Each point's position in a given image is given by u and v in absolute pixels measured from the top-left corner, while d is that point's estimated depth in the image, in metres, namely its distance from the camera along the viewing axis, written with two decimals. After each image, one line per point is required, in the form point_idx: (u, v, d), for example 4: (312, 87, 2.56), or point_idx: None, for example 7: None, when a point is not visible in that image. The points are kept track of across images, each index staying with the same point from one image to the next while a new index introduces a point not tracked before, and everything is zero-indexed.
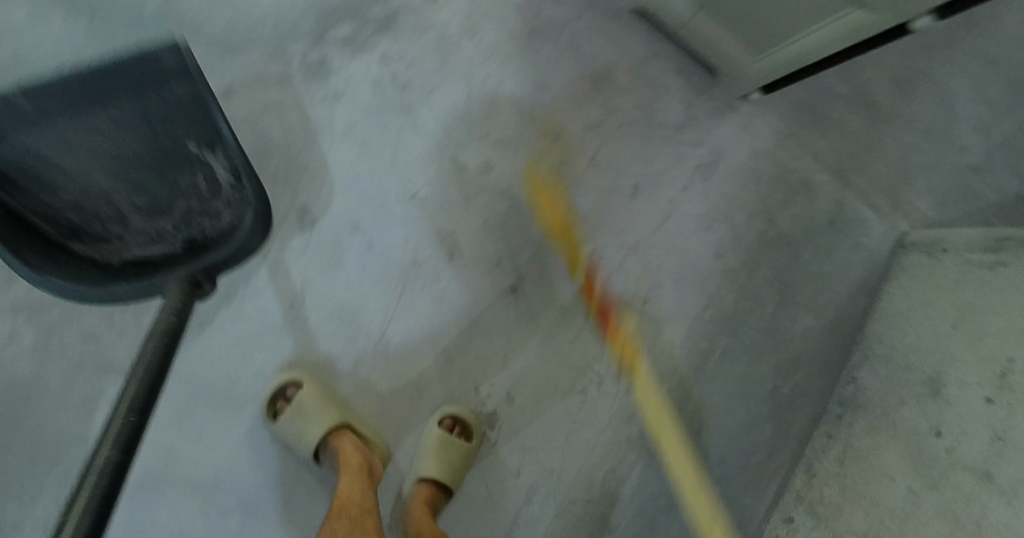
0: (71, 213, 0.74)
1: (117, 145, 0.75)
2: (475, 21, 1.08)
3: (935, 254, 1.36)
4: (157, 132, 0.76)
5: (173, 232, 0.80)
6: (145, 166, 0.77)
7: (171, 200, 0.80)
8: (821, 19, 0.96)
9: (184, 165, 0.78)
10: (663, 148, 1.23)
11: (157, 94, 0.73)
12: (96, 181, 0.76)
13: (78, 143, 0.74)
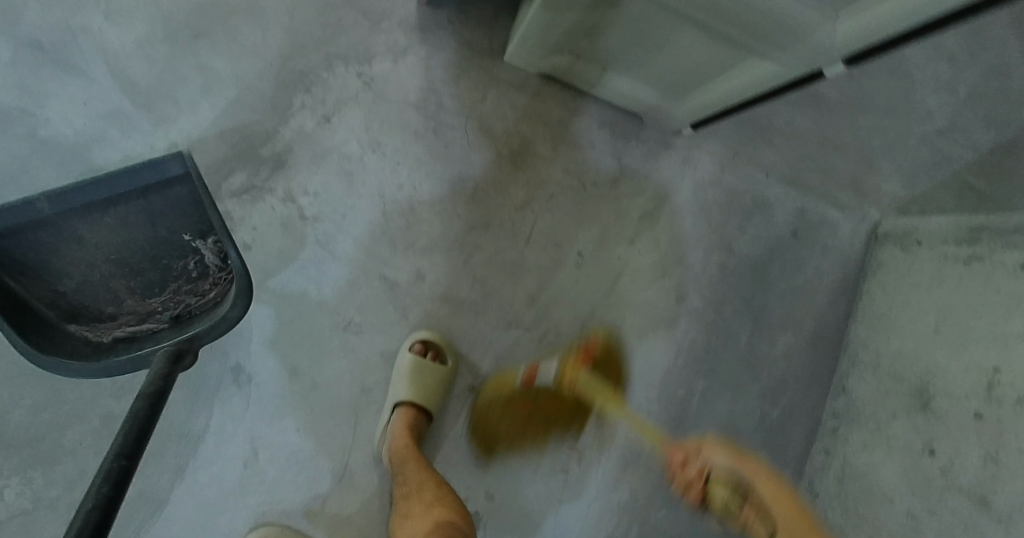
0: (72, 295, 0.84)
1: (128, 241, 0.85)
2: (374, 131, 1.02)
3: (909, 248, 1.29)
4: (160, 227, 0.86)
5: (153, 312, 0.88)
6: (147, 255, 0.87)
7: (161, 284, 0.89)
8: (732, 68, 0.91)
9: (183, 253, 0.88)
10: (601, 206, 1.19)
11: (162, 196, 0.83)
12: (99, 270, 0.86)
13: (89, 234, 0.83)
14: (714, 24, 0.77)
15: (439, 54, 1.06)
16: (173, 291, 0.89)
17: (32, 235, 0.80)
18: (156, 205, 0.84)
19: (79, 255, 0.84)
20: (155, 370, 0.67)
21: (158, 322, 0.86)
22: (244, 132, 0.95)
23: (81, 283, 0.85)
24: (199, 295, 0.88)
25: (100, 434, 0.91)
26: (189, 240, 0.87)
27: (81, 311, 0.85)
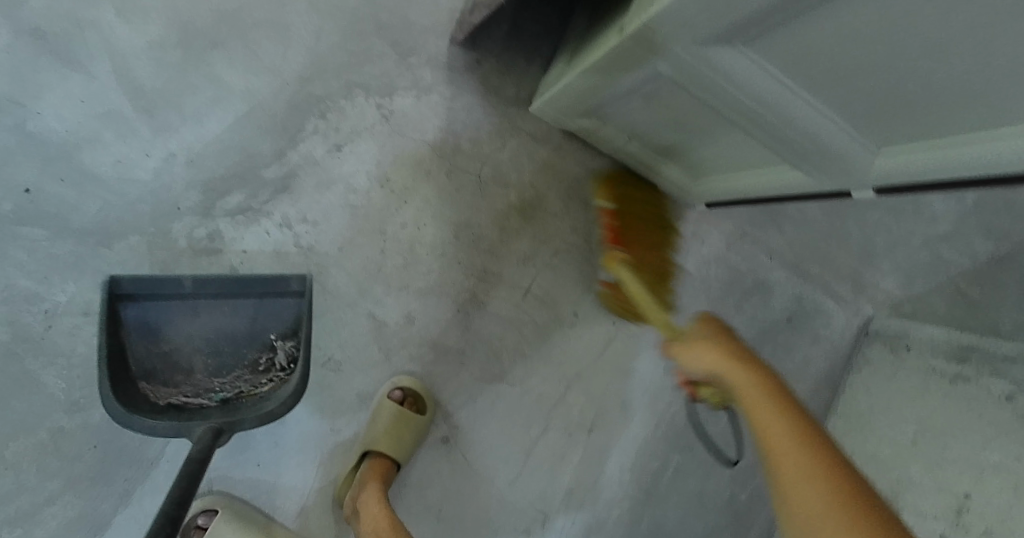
0: (160, 357, 0.83)
1: (227, 326, 0.87)
2: (386, 167, 0.98)
3: (899, 351, 1.29)
4: (253, 320, 0.88)
5: (210, 388, 0.85)
6: (233, 345, 0.87)
7: (231, 365, 0.88)
8: (760, 167, 0.89)
9: (260, 352, 0.89)
10: (604, 269, 1.16)
11: (276, 303, 0.88)
12: (187, 345, 0.85)
13: (201, 318, 0.85)
14: (759, 136, 0.75)
15: (464, 96, 1.02)
16: (237, 376, 0.88)
17: (156, 304, 0.82)
18: (264, 308, 0.87)
19: (184, 332, 0.85)
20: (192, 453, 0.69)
21: (206, 400, 0.84)
22: (249, 151, 0.90)
23: (171, 352, 0.84)
24: (261, 386, 0.87)
25: (44, 449, 0.87)
26: (268, 342, 0.89)
27: (156, 373, 0.83)
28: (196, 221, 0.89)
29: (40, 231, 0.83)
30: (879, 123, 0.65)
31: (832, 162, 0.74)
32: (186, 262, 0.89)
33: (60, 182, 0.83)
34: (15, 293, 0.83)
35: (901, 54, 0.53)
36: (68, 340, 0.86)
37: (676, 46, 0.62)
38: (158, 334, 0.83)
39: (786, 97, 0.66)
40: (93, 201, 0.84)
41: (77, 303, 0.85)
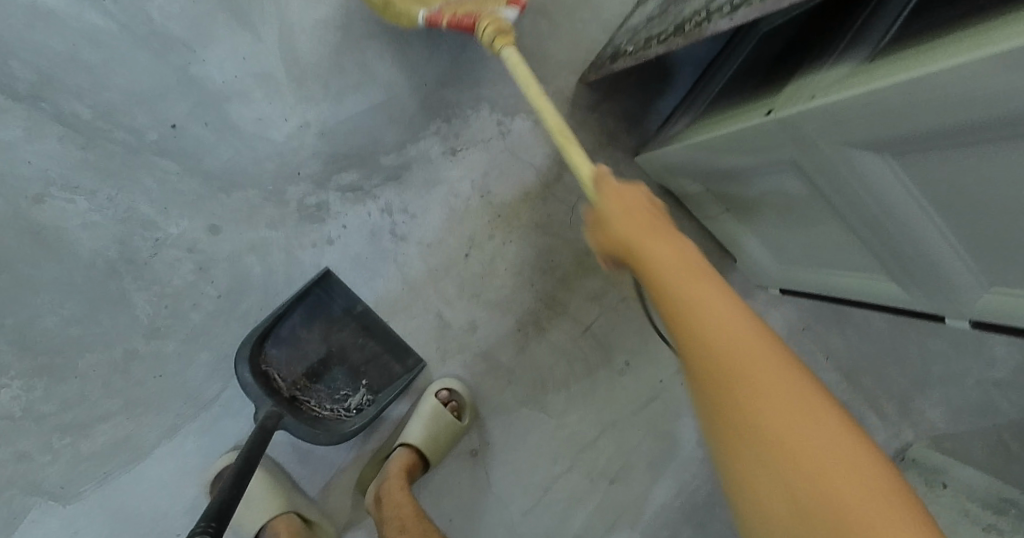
0: (292, 335, 0.94)
1: (349, 353, 0.98)
2: (491, 179, 1.02)
3: (934, 485, 1.23)
4: (362, 358, 0.99)
5: (294, 382, 0.93)
6: (338, 366, 0.98)
7: (324, 378, 0.97)
8: (853, 271, 0.90)
9: (350, 387, 0.98)
10: (666, 327, 1.18)
11: (387, 359, 1.00)
12: (312, 343, 0.96)
13: (340, 332, 0.97)
14: (869, 241, 0.78)
15: (579, 133, 1.06)
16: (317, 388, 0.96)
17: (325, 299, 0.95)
18: (379, 359, 1.00)
19: (320, 336, 0.96)
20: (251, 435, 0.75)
21: (283, 389, 0.91)
22: (374, 136, 0.95)
23: (301, 338, 0.95)
24: (327, 411, 0.94)
25: (115, 367, 0.89)
26: (359, 385, 0.99)
27: (280, 346, 0.93)
28: (309, 189, 0.93)
29: (173, 165, 0.88)
30: (999, 264, 0.65)
31: (936, 282, 0.75)
32: (291, 223, 0.93)
33: (204, 125, 0.88)
34: (133, 216, 0.87)
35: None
36: (167, 270, 0.89)
37: (819, 138, 0.68)
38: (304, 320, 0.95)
39: (911, 212, 0.68)
40: (226, 149, 0.89)
41: (184, 236, 0.90)
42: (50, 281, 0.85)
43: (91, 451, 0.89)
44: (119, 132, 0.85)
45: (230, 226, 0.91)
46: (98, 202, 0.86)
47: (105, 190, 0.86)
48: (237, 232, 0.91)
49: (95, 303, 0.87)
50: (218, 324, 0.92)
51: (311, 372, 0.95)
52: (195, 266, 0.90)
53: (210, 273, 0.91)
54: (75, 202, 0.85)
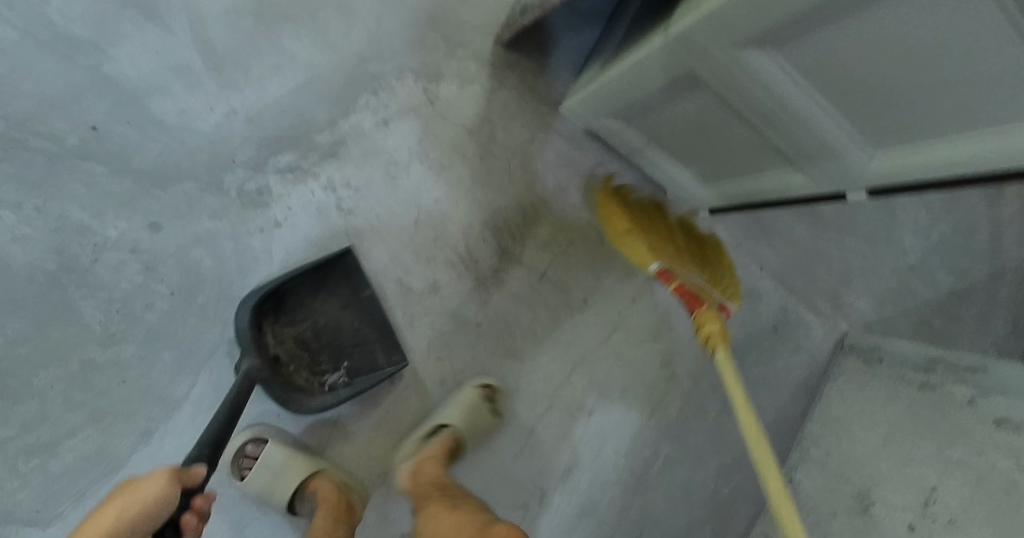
0: (300, 300, 1.00)
1: (339, 331, 1.03)
2: (426, 145, 1.05)
3: (871, 363, 1.34)
4: (351, 341, 1.04)
5: (285, 344, 0.99)
6: (329, 340, 1.03)
7: (312, 349, 1.02)
8: (765, 170, 0.99)
9: (331, 364, 1.03)
10: (614, 263, 1.23)
11: (370, 348, 1.05)
12: (317, 312, 1.01)
13: (342, 309, 1.02)
14: (770, 135, 0.87)
15: (503, 90, 1.10)
16: (303, 355, 1.01)
17: (337, 277, 1.00)
18: (365, 347, 1.05)
19: (323, 307, 1.02)
20: (220, 409, 0.79)
21: (272, 346, 0.98)
22: (304, 116, 0.96)
23: (308, 305, 1.01)
24: (304, 380, 1.01)
25: (74, 381, 0.90)
26: (340, 365, 1.04)
27: (287, 305, 0.99)
28: (247, 175, 0.94)
29: (100, 168, 0.87)
30: (879, 124, 0.75)
31: (831, 160, 0.85)
32: (234, 212, 0.94)
33: (126, 123, 0.87)
34: (66, 224, 0.87)
35: (905, 62, 0.62)
36: (112, 275, 0.91)
37: (712, 44, 0.73)
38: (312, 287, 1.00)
39: (799, 96, 0.77)
40: (154, 144, 0.89)
41: (126, 239, 0.90)
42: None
43: (62, 468, 0.91)
44: (37, 140, 0.84)
45: (171, 223, 0.92)
46: (27, 215, 0.85)
47: (33, 202, 0.86)
48: (179, 228, 0.92)
49: (40, 318, 0.88)
50: (175, 322, 0.94)
51: (303, 338, 1.01)
52: (141, 268, 0.91)
53: (157, 272, 0.92)
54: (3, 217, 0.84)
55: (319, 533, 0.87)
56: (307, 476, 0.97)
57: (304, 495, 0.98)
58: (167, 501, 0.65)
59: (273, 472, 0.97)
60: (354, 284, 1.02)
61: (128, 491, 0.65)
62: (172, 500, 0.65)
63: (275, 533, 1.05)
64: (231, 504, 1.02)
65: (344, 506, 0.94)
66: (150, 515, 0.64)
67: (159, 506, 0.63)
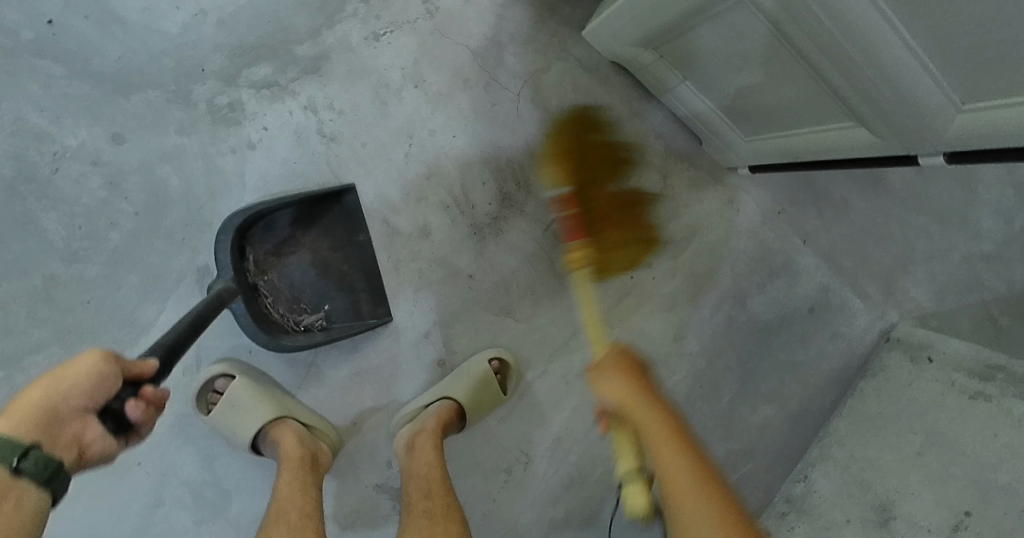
0: (287, 229, 0.92)
1: (325, 271, 0.95)
2: (422, 66, 0.94)
3: (918, 362, 1.17)
4: (336, 284, 0.96)
5: (265, 275, 0.91)
6: (313, 279, 0.95)
7: (295, 284, 0.94)
8: (819, 123, 0.83)
9: (311, 304, 0.95)
10: (630, 219, 1.10)
11: (356, 295, 0.97)
12: (305, 246, 0.93)
13: (331, 249, 0.94)
14: (831, 75, 0.70)
15: (516, 8, 0.97)
16: (283, 289, 0.93)
17: (334, 214, 0.93)
18: (351, 294, 0.97)
19: (313, 242, 0.93)
20: (183, 319, 0.66)
21: (252, 273, 0.90)
22: (283, 23, 0.86)
23: (295, 237, 0.92)
24: (281, 315, 0.92)
25: (36, 295, 0.82)
26: (321, 308, 0.96)
27: (272, 233, 0.91)
28: (218, 87, 0.84)
29: (58, 68, 0.79)
30: (970, 70, 0.59)
31: (902, 113, 0.69)
32: (204, 126, 0.85)
33: (86, 19, 0.79)
34: (24, 127, 0.79)
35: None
36: (74, 188, 0.82)
37: None
38: (301, 218, 0.92)
39: (873, 25, 0.60)
40: (116, 44, 0.80)
41: (87, 148, 0.81)
42: None
43: (28, 385, 0.83)
44: None
45: (136, 134, 0.83)
46: None
47: None
48: (144, 139, 0.83)
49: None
50: (140, 244, 0.84)
51: (286, 271, 0.93)
52: (103, 182, 0.82)
53: (122, 188, 0.83)
54: None
55: (286, 495, 0.79)
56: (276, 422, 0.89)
57: (267, 440, 0.90)
58: (103, 375, 0.50)
59: (240, 410, 0.89)
60: (349, 223, 0.94)
61: (59, 365, 0.50)
62: (111, 379, 0.51)
63: (244, 472, 0.97)
64: (199, 440, 0.95)
65: (308, 460, 0.86)
66: (87, 390, 0.49)
67: (89, 380, 0.49)
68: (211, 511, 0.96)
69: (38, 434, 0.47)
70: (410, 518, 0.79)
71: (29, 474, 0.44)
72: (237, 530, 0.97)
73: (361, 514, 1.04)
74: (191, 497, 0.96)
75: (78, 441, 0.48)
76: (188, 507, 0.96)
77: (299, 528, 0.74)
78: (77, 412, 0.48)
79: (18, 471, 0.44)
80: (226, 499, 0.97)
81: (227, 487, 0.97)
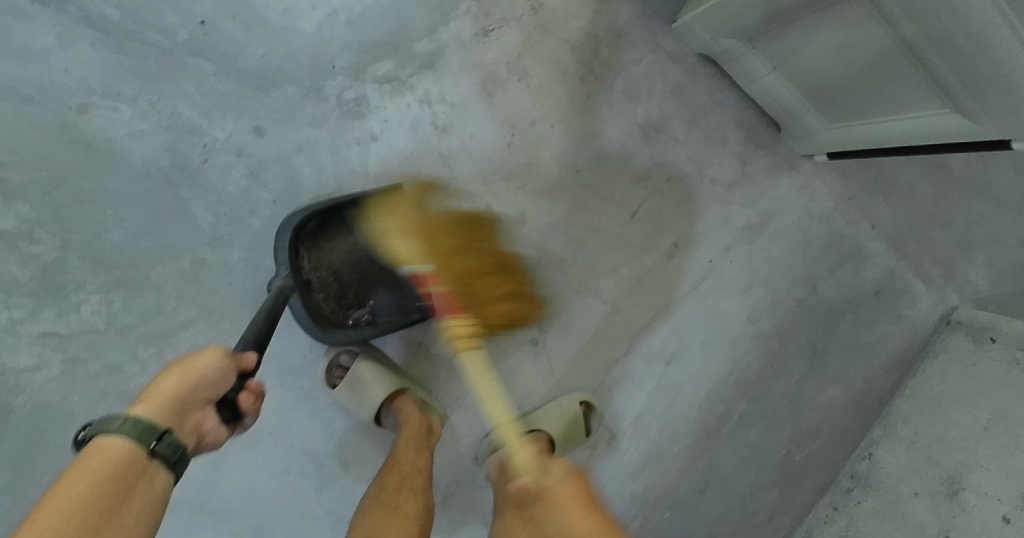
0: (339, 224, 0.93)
1: (369, 268, 0.95)
2: (526, 61, 1.00)
3: (982, 342, 1.20)
4: (381, 279, 0.96)
5: (316, 270, 0.92)
6: (359, 274, 0.95)
7: (344, 279, 0.94)
8: (914, 110, 0.86)
9: (358, 299, 0.96)
10: (711, 205, 1.16)
11: (402, 288, 0.97)
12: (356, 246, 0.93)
13: (375, 250, 0.94)
14: (939, 66, 0.74)
15: (612, 3, 1.03)
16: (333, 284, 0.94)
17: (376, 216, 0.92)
18: (397, 288, 0.97)
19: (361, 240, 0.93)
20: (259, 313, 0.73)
21: (307, 269, 0.91)
22: (404, 21, 0.93)
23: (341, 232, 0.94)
24: (331, 310, 0.93)
25: (186, 276, 0.89)
26: (366, 302, 0.97)
27: (325, 230, 0.92)
28: (347, 82, 0.92)
29: (209, 66, 0.86)
30: None
31: (1011, 105, 0.71)
32: (333, 120, 0.92)
33: (233, 21, 0.86)
34: (178, 121, 0.86)
35: None
36: (220, 177, 0.88)
37: None
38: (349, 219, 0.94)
39: (988, 22, 0.62)
40: (259, 43, 0.87)
41: (233, 140, 0.88)
42: (109, 193, 0.85)
43: (177, 358, 0.90)
44: (151, 34, 0.84)
45: (275, 126, 0.89)
46: (142, 109, 0.85)
47: (147, 97, 0.85)
48: (283, 131, 0.90)
49: (154, 213, 0.87)
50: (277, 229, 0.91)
51: (334, 269, 0.93)
52: (246, 171, 0.89)
53: (262, 177, 0.90)
54: (119, 110, 0.84)
55: (403, 452, 0.88)
56: (394, 393, 0.98)
57: (389, 410, 0.98)
58: (223, 371, 0.59)
59: (363, 385, 0.97)
60: (394, 220, 0.94)
61: (182, 358, 0.58)
62: (227, 375, 0.59)
63: (360, 442, 1.04)
64: (321, 412, 1.02)
65: (426, 428, 0.94)
66: (212, 383, 0.58)
67: (217, 373, 0.58)
68: (331, 479, 1.04)
69: (173, 418, 0.52)
70: (507, 495, 0.89)
71: (163, 454, 0.49)
72: (354, 496, 1.05)
73: (461, 484, 1.11)
74: (312, 465, 1.03)
75: (197, 427, 0.56)
76: (310, 475, 1.03)
77: (406, 482, 0.83)
78: (199, 403, 0.56)
79: (154, 452, 0.49)
80: (343, 468, 1.04)
81: (345, 455, 1.04)
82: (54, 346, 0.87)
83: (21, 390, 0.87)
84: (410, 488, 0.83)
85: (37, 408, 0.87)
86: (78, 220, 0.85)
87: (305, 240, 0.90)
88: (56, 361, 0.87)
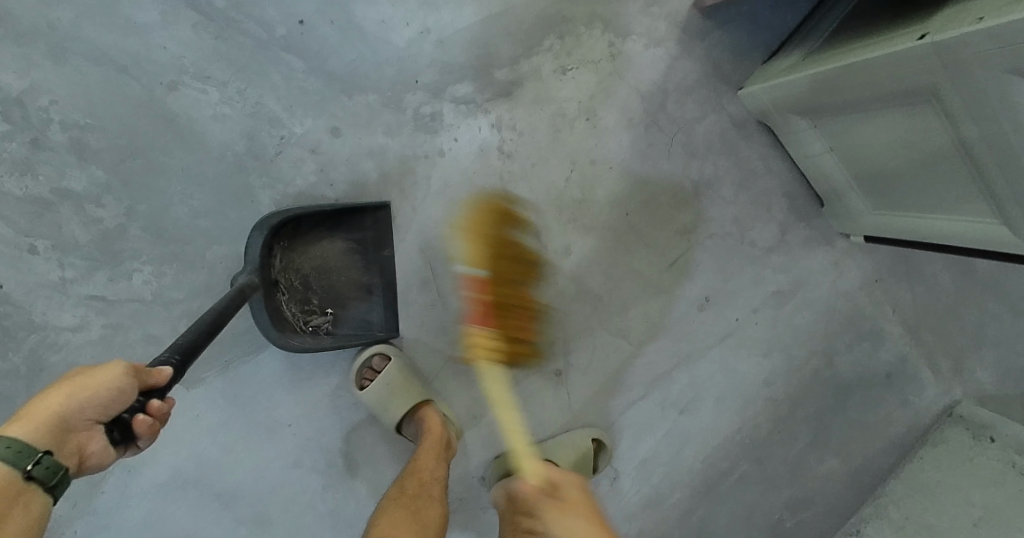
0: (320, 232, 0.92)
1: (338, 277, 0.95)
2: (597, 103, 1.03)
3: (981, 440, 1.24)
4: (350, 291, 0.96)
5: (285, 274, 0.90)
6: (328, 285, 0.94)
7: (309, 285, 0.93)
8: (959, 214, 0.88)
9: (320, 306, 0.94)
10: (746, 266, 1.19)
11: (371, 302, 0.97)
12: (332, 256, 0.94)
13: (353, 262, 0.95)
14: (995, 182, 0.76)
15: (687, 60, 1.06)
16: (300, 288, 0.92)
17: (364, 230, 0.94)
18: (365, 301, 0.97)
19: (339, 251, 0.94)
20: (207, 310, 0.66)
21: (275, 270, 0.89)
22: (489, 48, 0.96)
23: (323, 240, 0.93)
24: (292, 314, 0.91)
25: (240, 261, 0.90)
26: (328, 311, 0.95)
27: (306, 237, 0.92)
28: (425, 98, 0.94)
29: (299, 63, 0.89)
30: None
31: None
32: (406, 132, 0.94)
33: (331, 24, 0.89)
34: (261, 111, 0.88)
35: None
36: (291, 170, 0.90)
37: (976, 63, 0.66)
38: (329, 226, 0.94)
39: None
40: (351, 48, 0.90)
41: (308, 137, 0.91)
42: (182, 169, 0.87)
43: None
44: (250, 24, 0.86)
45: (351, 130, 0.92)
46: (228, 94, 0.87)
47: (236, 83, 0.87)
48: (358, 136, 0.92)
49: (221, 195, 0.88)
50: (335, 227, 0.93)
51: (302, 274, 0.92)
52: (316, 168, 0.91)
53: (330, 176, 0.92)
54: (206, 92, 0.86)
55: (424, 458, 0.90)
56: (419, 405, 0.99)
57: (412, 420, 0.99)
58: (120, 391, 0.51)
59: (391, 390, 0.97)
60: (378, 234, 0.95)
61: (80, 371, 0.52)
62: (126, 393, 0.51)
63: (374, 447, 1.05)
64: (343, 411, 1.03)
65: (446, 440, 0.95)
66: (102, 404, 0.50)
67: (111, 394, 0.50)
68: (339, 478, 1.04)
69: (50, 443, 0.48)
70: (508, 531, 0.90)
71: (40, 479, 0.47)
72: (358, 499, 1.05)
73: (463, 502, 1.12)
74: (324, 462, 1.03)
75: (80, 450, 0.50)
76: (320, 472, 1.04)
77: (425, 489, 0.85)
78: (88, 423, 0.50)
79: (29, 476, 0.46)
80: (353, 470, 1.05)
81: (358, 457, 1.04)
82: (99, 310, 0.87)
83: (58, 348, 0.87)
84: (428, 495, 0.85)
85: (70, 368, 0.87)
86: (147, 190, 0.86)
87: (281, 239, 0.89)
88: (99, 325, 0.88)
